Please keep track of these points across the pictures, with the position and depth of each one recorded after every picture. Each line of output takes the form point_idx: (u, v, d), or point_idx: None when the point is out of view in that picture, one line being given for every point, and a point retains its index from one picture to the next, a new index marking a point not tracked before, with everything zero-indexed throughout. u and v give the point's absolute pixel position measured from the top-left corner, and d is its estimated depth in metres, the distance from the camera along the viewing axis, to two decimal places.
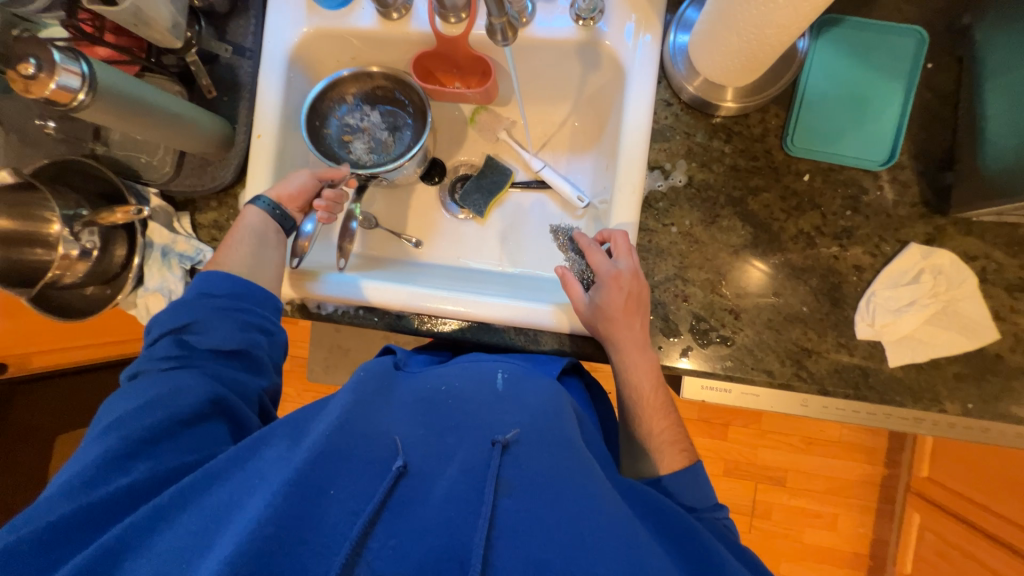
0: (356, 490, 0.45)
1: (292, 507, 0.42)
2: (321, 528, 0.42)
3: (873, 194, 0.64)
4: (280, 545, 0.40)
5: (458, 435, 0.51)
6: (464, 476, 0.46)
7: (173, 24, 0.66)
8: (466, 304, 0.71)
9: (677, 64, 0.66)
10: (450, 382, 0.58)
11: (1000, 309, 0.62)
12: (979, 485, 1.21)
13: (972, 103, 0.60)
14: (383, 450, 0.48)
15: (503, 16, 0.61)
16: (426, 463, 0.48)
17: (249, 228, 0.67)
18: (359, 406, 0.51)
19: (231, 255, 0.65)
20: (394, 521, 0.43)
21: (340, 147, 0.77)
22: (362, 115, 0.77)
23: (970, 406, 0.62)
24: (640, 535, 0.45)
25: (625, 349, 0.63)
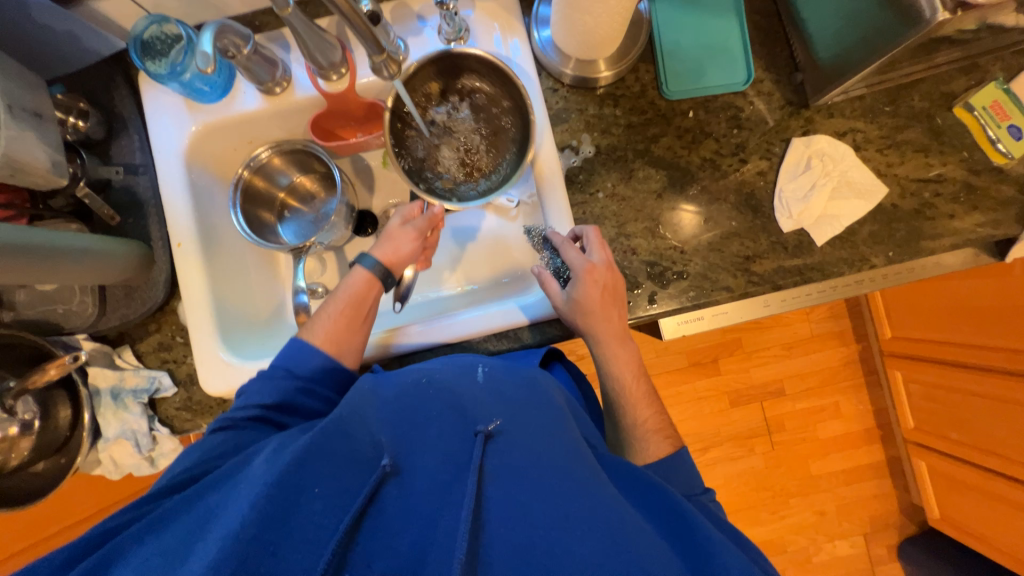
0: (339, 487, 0.46)
1: (277, 503, 0.43)
2: (302, 524, 0.43)
3: (748, 110, 0.73)
4: (263, 545, 0.41)
5: (437, 428, 0.53)
6: (448, 467, 0.49)
7: (52, 163, 0.63)
8: (450, 334, 0.72)
9: (548, 54, 0.72)
10: (433, 373, 0.59)
11: (879, 167, 0.71)
12: (934, 325, 1.35)
13: (791, 13, 0.71)
14: (371, 451, 0.50)
15: (383, 54, 0.60)
16: (410, 457, 0.51)
17: (362, 299, 0.69)
18: (346, 413, 0.51)
19: (322, 324, 0.67)
20: (378, 520, 0.46)
21: (428, 154, 0.77)
22: (448, 110, 0.76)
23: (891, 254, 0.71)
24: (624, 508, 0.48)
25: (606, 339, 0.67)
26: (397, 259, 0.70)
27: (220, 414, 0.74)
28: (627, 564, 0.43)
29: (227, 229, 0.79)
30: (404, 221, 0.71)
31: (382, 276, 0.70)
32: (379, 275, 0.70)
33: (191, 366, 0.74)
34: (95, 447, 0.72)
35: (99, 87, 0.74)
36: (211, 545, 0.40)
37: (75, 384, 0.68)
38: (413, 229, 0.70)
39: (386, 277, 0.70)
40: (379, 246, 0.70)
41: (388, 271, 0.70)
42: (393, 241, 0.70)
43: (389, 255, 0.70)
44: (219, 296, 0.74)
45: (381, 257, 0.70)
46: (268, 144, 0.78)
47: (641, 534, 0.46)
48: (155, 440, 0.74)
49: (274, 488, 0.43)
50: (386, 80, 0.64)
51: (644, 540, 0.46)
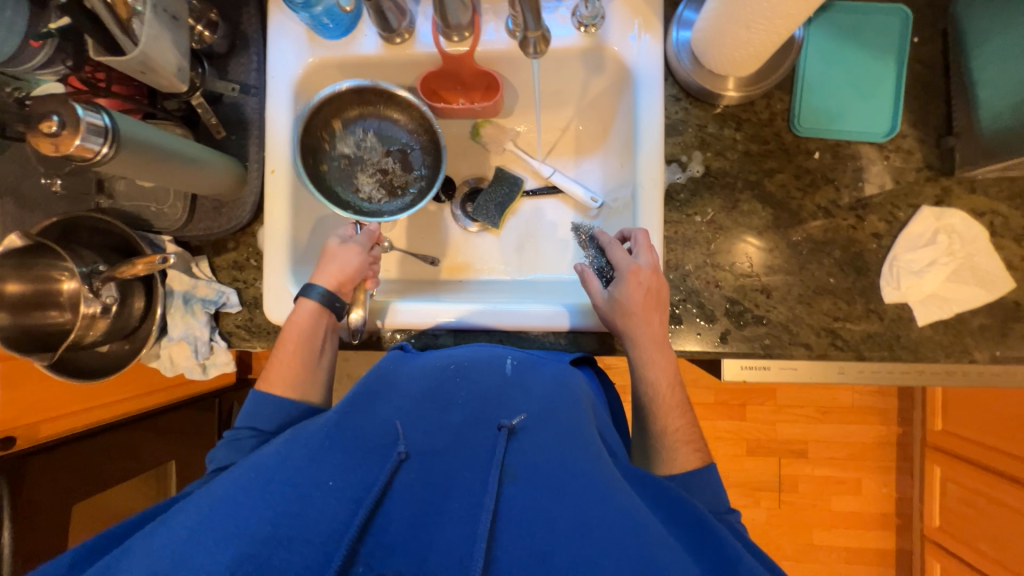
0: (354, 481, 0.48)
1: (292, 501, 0.45)
2: (315, 517, 0.45)
3: (881, 164, 0.67)
4: (278, 538, 0.43)
5: (456, 419, 0.54)
6: (468, 461, 0.51)
7: (177, 68, 0.65)
8: (491, 317, 0.71)
9: (682, 60, 0.68)
10: (457, 360, 0.61)
11: (1011, 259, 0.65)
12: (996, 431, 1.26)
13: (961, 70, 0.64)
14: (387, 438, 0.52)
15: (537, 31, 0.64)
16: (425, 443, 0.52)
17: (313, 328, 0.67)
18: (360, 399, 0.54)
19: (280, 368, 0.66)
20: (394, 507, 0.48)
21: (348, 185, 0.75)
22: (355, 142, 0.75)
23: (998, 353, 0.65)
24: (651, 519, 0.45)
25: (642, 342, 0.64)
26: (347, 278, 0.68)
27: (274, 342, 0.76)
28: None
29: None
30: (344, 239, 0.70)
31: (331, 303, 0.67)
32: (327, 302, 0.67)
33: (258, 291, 0.77)
34: (158, 343, 0.76)
35: (232, 2, 0.76)
36: (227, 543, 0.42)
37: (154, 282, 0.72)
38: (354, 245, 0.70)
39: (337, 302, 0.68)
40: (321, 273, 0.67)
41: (337, 295, 0.68)
42: (337, 266, 0.68)
43: (336, 276, 0.67)
44: (298, 231, 0.75)
45: (327, 283, 0.67)
46: (352, 86, 0.70)
47: (668, 547, 0.43)
48: (212, 350, 0.77)
49: (290, 488, 0.46)
50: (529, 56, 0.68)
51: (671, 553, 0.42)
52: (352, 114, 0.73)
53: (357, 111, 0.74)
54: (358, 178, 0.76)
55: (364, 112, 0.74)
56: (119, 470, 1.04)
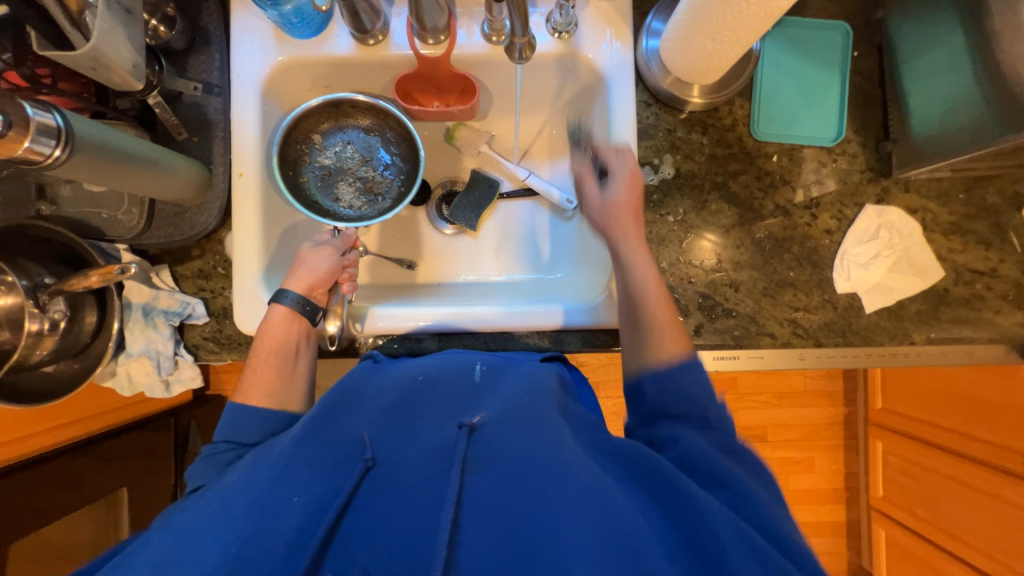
0: (318, 494, 0.45)
1: (255, 520, 0.43)
2: (278, 537, 0.43)
3: (830, 167, 0.73)
4: (241, 560, 0.41)
5: (425, 423, 0.51)
6: (430, 459, 0.46)
7: (133, 65, 0.60)
8: (473, 318, 0.71)
9: (651, 68, 0.72)
10: (426, 370, 0.60)
11: (941, 250, 0.73)
12: (928, 406, 1.39)
13: (894, 82, 0.71)
14: (351, 450, 0.49)
15: (524, 39, 0.67)
16: (393, 450, 0.48)
17: (289, 336, 0.65)
18: (326, 413, 0.53)
19: (256, 378, 0.64)
20: (357, 519, 0.44)
21: (326, 195, 0.72)
22: (333, 152, 0.72)
23: (932, 335, 0.73)
24: (615, 495, 0.44)
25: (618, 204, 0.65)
26: (318, 282, 0.67)
27: (247, 353, 0.73)
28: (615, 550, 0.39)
29: None
30: (318, 242, 0.69)
31: (304, 306, 0.66)
32: (299, 306, 0.66)
33: (227, 300, 0.73)
34: (115, 359, 0.70)
35: None
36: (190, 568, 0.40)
37: (111, 294, 0.67)
38: (326, 245, 0.68)
39: (311, 306, 0.66)
40: (291, 279, 0.67)
41: (310, 299, 0.67)
42: (308, 267, 0.67)
43: (305, 280, 0.66)
44: (271, 237, 0.73)
45: (298, 288, 0.66)
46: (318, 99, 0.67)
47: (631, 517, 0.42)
48: (177, 365, 0.72)
49: (252, 508, 0.44)
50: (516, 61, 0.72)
51: (635, 525, 0.42)
52: (325, 123, 0.71)
53: (329, 120, 0.71)
54: (338, 188, 0.73)
55: (337, 120, 0.71)
56: (65, 501, 0.95)
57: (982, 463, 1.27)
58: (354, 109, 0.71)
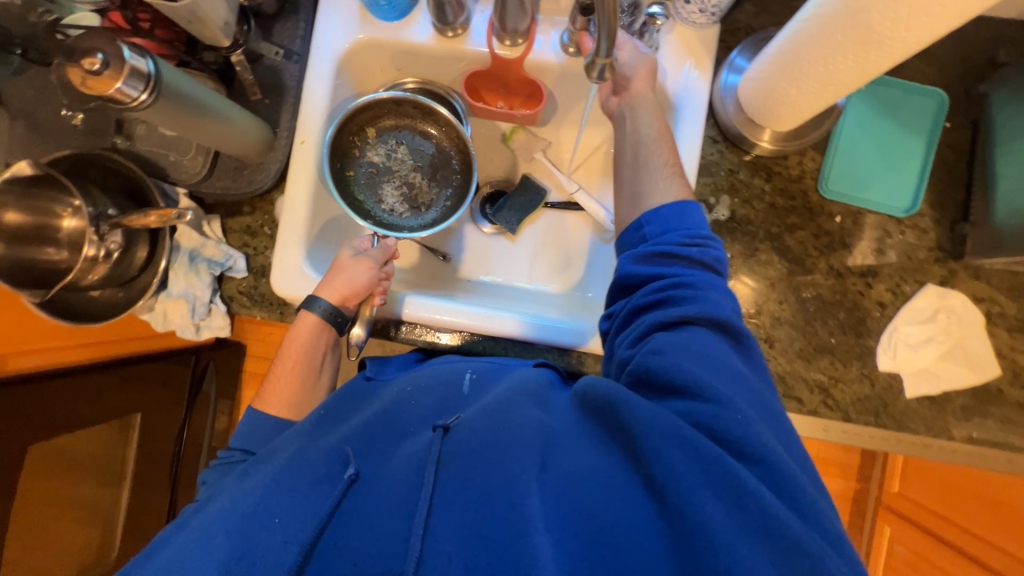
0: (304, 505, 0.48)
1: (240, 538, 0.45)
2: (267, 547, 0.45)
3: (896, 238, 0.70)
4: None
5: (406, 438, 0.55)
6: (408, 464, 0.50)
7: (224, 23, 0.63)
8: (495, 323, 0.71)
9: (726, 104, 0.70)
10: (414, 382, 0.62)
11: (1001, 346, 0.68)
12: (948, 501, 1.31)
13: (984, 161, 0.67)
14: (334, 465, 0.52)
15: (608, 57, 0.53)
16: (375, 464, 0.53)
17: (311, 347, 0.68)
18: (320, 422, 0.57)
19: (278, 386, 0.68)
20: (344, 524, 0.48)
21: (371, 194, 0.77)
22: (386, 152, 0.77)
23: (974, 434, 0.68)
24: (584, 476, 0.45)
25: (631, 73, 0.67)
26: (351, 293, 0.67)
27: (276, 314, 0.75)
28: (577, 521, 0.43)
29: None
30: (359, 252, 0.69)
31: (333, 317, 0.67)
32: (329, 317, 0.67)
33: (267, 260, 0.75)
34: (155, 296, 0.74)
35: None
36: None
37: (164, 235, 0.70)
38: (367, 257, 0.68)
39: (340, 317, 0.68)
40: (326, 284, 0.67)
41: (340, 308, 0.68)
42: (344, 277, 0.67)
43: (340, 290, 0.67)
44: (318, 206, 0.74)
45: (330, 298, 0.67)
46: (390, 97, 0.71)
47: (601, 492, 0.44)
48: (210, 312, 0.75)
49: (239, 522, 0.46)
50: (591, 81, 0.57)
51: (604, 501, 0.43)
52: (386, 122, 0.76)
53: (391, 119, 0.76)
54: (382, 189, 0.77)
55: (397, 123, 0.77)
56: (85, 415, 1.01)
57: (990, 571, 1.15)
58: (417, 114, 0.76)
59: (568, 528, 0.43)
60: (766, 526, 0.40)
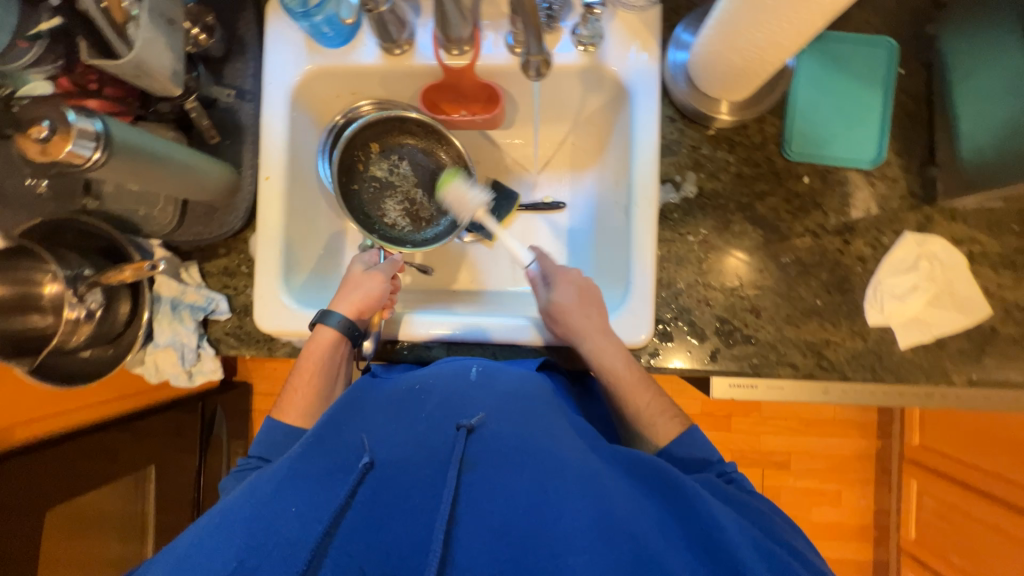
0: (319, 500, 0.49)
1: (254, 530, 0.46)
2: (284, 538, 0.46)
3: (866, 191, 0.69)
4: (249, 566, 0.44)
5: (422, 427, 0.55)
6: (428, 461, 0.51)
7: (173, 72, 0.64)
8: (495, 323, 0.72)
9: (677, 82, 0.70)
10: (425, 378, 0.62)
11: (989, 285, 0.67)
12: (973, 448, 1.28)
13: (944, 102, 0.67)
14: (351, 456, 0.52)
15: (540, 54, 0.60)
16: (389, 453, 0.52)
17: (326, 358, 0.68)
18: (338, 414, 0.57)
19: (298, 399, 0.68)
20: (360, 518, 0.48)
21: (374, 208, 0.78)
22: (390, 166, 0.78)
23: (974, 376, 0.67)
24: (609, 490, 0.50)
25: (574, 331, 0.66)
26: (365, 304, 0.69)
27: (263, 350, 0.75)
28: (610, 530, 0.46)
29: (311, 173, 0.79)
30: (367, 268, 0.72)
31: (348, 331, 0.69)
32: (344, 331, 0.68)
33: (249, 298, 0.76)
34: (144, 349, 0.74)
35: (230, 5, 0.75)
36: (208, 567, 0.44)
37: (143, 287, 0.70)
38: (377, 272, 0.71)
39: (353, 330, 0.69)
40: (342, 299, 0.69)
41: (356, 324, 0.69)
42: (357, 292, 0.69)
43: (355, 304, 0.69)
44: (291, 239, 0.75)
45: (346, 312, 0.69)
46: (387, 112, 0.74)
47: (626, 507, 0.48)
48: (199, 357, 0.76)
49: (252, 518, 0.47)
50: (530, 79, 0.63)
51: (628, 512, 0.48)
52: (391, 138, 0.78)
53: (394, 134, 0.78)
54: (385, 204, 0.78)
55: (400, 138, 0.78)
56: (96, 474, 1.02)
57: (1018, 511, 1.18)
58: (421, 129, 0.77)
59: (603, 539, 0.45)
60: (770, 555, 0.48)
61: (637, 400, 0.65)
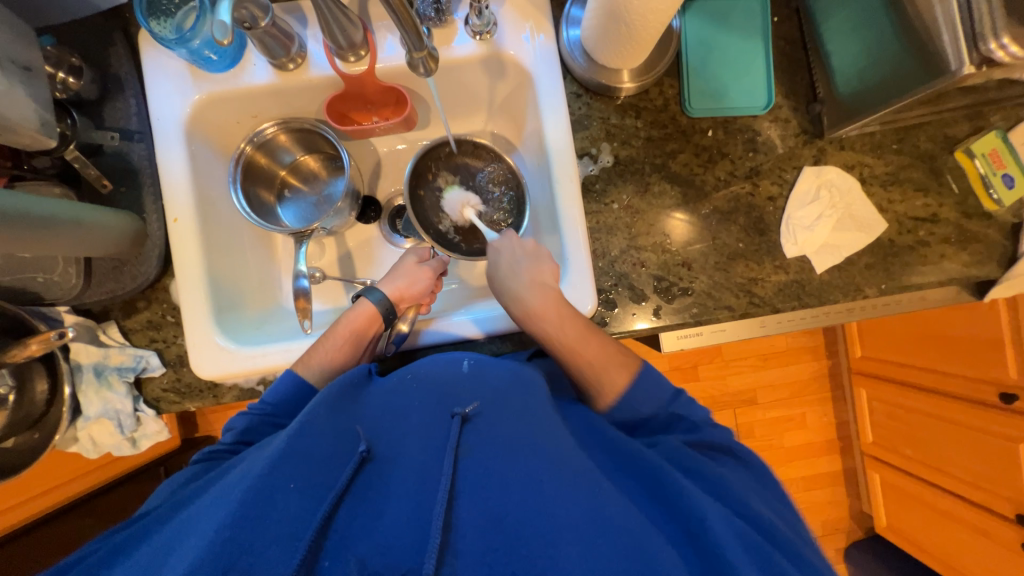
0: (315, 483, 0.49)
1: (251, 503, 0.45)
2: (276, 517, 0.45)
3: (764, 134, 0.74)
4: (239, 541, 0.42)
5: (418, 418, 0.56)
6: (427, 451, 0.53)
7: (41, 123, 0.59)
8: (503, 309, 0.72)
9: (576, 58, 0.72)
10: (416, 369, 0.63)
11: (881, 202, 0.74)
12: (907, 350, 1.41)
13: (817, 42, 0.72)
14: (346, 442, 0.54)
15: (423, 50, 0.59)
16: (387, 447, 0.54)
17: (364, 332, 0.71)
18: (325, 411, 0.55)
19: (321, 357, 0.68)
20: (354, 505, 0.49)
21: (435, 212, 0.76)
22: (456, 183, 0.77)
23: (884, 286, 0.74)
24: (603, 486, 0.50)
25: (536, 312, 0.65)
26: (409, 293, 0.72)
27: (209, 399, 0.71)
28: (606, 528, 0.45)
29: (226, 207, 0.76)
30: (423, 261, 0.75)
31: (384, 312, 0.71)
32: (381, 309, 0.71)
33: (181, 348, 0.71)
34: (74, 424, 0.70)
35: (95, 42, 0.70)
36: (188, 552, 0.42)
37: (56, 359, 0.65)
38: (428, 268, 0.74)
39: (389, 312, 0.72)
40: (389, 283, 0.72)
41: (394, 306, 0.72)
42: (408, 278, 0.73)
43: (400, 289, 0.72)
44: (216, 279, 0.71)
45: (389, 292, 0.72)
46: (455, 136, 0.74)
47: (619, 501, 0.49)
48: (138, 421, 0.71)
49: (249, 491, 0.46)
50: (421, 75, 0.63)
51: (619, 508, 0.48)
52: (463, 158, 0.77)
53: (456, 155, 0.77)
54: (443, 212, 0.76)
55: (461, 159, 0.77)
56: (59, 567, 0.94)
57: (959, 398, 1.31)
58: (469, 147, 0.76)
59: (600, 532, 0.45)
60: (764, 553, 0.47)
61: (598, 360, 0.65)
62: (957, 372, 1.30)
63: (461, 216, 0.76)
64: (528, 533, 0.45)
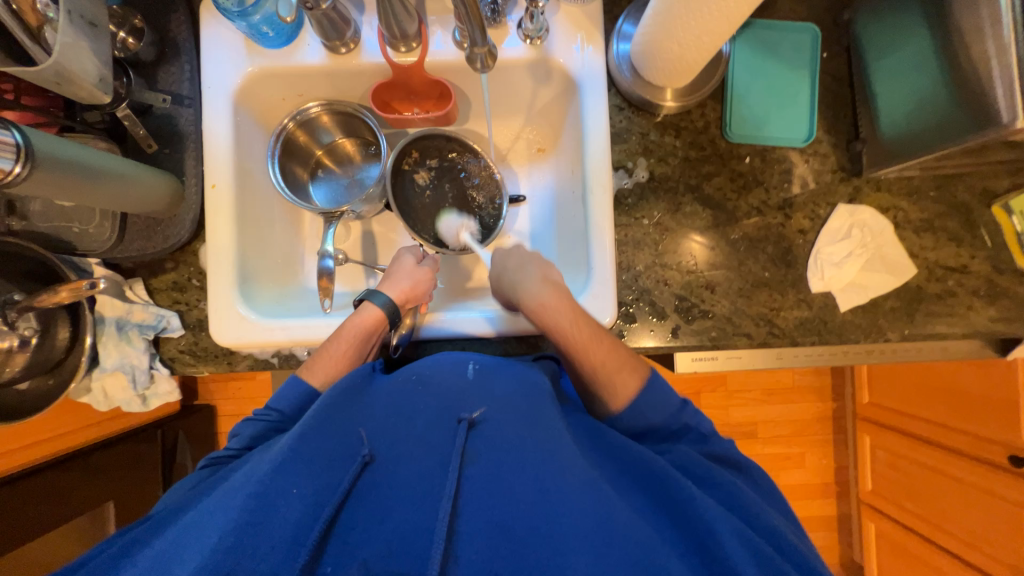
0: (320, 484, 0.49)
1: (255, 510, 0.46)
2: (279, 523, 0.46)
3: (802, 167, 0.74)
4: (242, 549, 0.44)
5: (422, 423, 0.55)
6: (431, 455, 0.52)
7: (99, 78, 0.60)
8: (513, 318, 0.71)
9: (623, 72, 0.72)
10: (420, 369, 0.61)
11: (913, 247, 0.74)
12: (920, 402, 1.38)
13: (864, 81, 0.72)
14: (350, 446, 0.53)
15: (484, 46, 0.62)
16: (389, 450, 0.54)
17: (368, 333, 0.69)
18: (323, 410, 0.54)
19: (325, 358, 0.66)
20: (361, 510, 0.49)
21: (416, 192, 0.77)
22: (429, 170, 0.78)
23: (907, 332, 0.73)
24: (607, 494, 0.49)
25: (549, 309, 0.63)
26: (415, 295, 0.71)
27: (223, 365, 0.72)
28: (609, 539, 0.46)
29: (262, 180, 0.77)
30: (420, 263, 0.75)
31: (392, 316, 0.70)
32: (389, 314, 0.69)
33: (203, 312, 0.72)
34: (89, 375, 0.71)
35: (158, 6, 0.72)
36: (195, 556, 0.43)
37: (81, 309, 0.67)
38: (428, 269, 0.74)
39: (394, 316, 0.70)
40: (393, 285, 0.71)
41: (400, 309, 0.70)
42: (411, 279, 0.72)
43: (405, 291, 0.71)
44: (245, 248, 0.72)
45: (394, 295, 0.70)
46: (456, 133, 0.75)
47: (625, 515, 0.49)
48: (152, 379, 0.72)
49: (252, 497, 0.46)
50: (476, 70, 0.66)
51: (626, 520, 0.48)
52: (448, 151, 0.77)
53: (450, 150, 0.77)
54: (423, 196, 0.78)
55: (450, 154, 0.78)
56: (50, 516, 0.95)
57: (976, 459, 1.27)
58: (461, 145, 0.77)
59: (603, 543, 0.45)
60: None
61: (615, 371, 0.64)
62: (970, 430, 1.27)
63: (457, 239, 0.75)
64: (529, 546, 0.46)
